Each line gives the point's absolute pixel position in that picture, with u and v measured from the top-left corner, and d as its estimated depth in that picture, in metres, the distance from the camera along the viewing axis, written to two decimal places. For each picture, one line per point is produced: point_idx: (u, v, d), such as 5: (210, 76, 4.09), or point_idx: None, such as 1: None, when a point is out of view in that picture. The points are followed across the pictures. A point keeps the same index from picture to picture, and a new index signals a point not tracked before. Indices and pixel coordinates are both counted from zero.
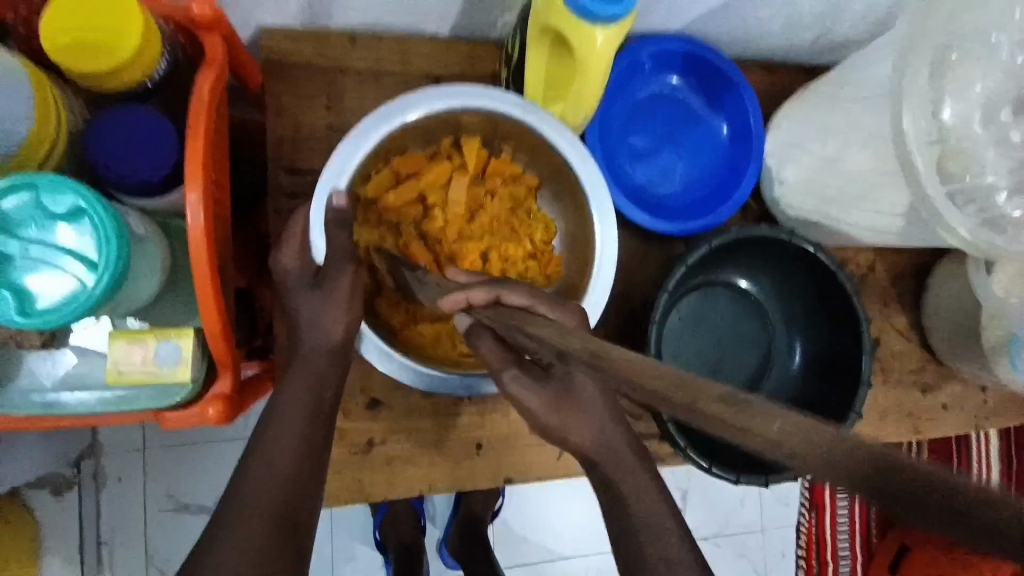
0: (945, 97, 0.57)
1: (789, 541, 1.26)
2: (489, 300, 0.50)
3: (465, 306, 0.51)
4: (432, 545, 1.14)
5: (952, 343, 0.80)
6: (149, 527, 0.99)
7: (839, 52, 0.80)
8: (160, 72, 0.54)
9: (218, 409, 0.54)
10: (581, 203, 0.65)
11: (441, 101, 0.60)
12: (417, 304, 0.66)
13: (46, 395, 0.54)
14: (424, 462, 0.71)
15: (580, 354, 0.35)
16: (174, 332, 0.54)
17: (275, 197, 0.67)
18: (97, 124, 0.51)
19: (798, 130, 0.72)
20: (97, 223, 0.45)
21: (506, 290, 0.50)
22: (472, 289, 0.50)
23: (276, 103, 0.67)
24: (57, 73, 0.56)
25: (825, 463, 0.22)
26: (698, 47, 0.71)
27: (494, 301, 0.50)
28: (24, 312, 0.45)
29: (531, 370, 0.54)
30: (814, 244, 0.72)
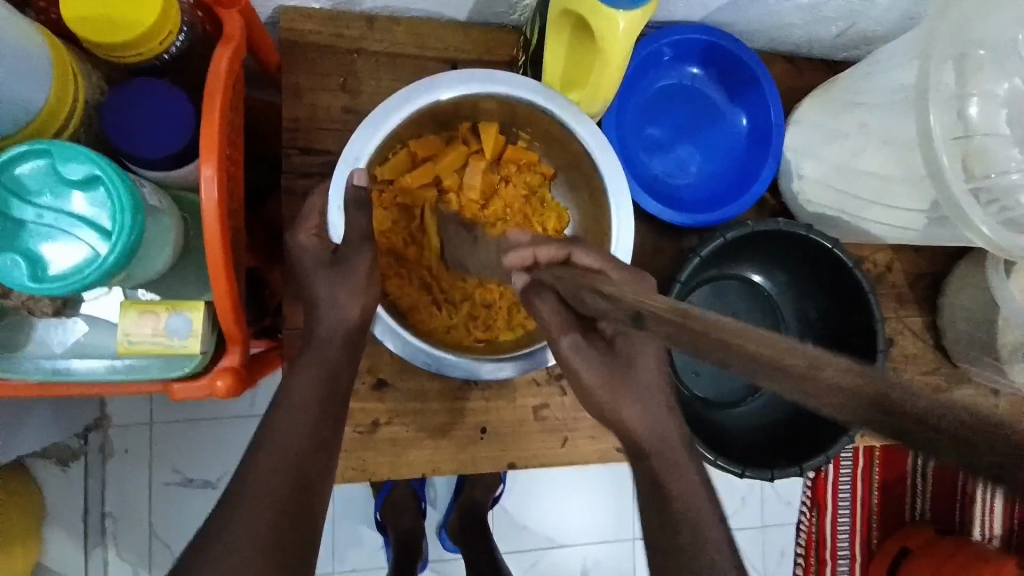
0: (970, 94, 0.56)
1: (789, 540, 1.25)
2: (560, 258, 0.53)
3: (530, 262, 0.53)
4: (433, 529, 1.15)
5: (966, 347, 0.79)
6: (153, 500, 1.00)
7: (863, 47, 0.78)
8: (178, 46, 0.54)
9: (227, 382, 0.55)
10: (596, 192, 0.65)
11: (458, 85, 0.59)
12: (456, 259, 0.67)
13: (56, 363, 0.55)
14: (429, 446, 0.71)
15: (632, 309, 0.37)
16: (186, 305, 0.54)
17: (288, 176, 0.67)
18: (115, 95, 0.51)
19: (820, 124, 0.71)
20: (111, 193, 0.46)
21: (575, 249, 0.53)
22: (541, 245, 0.53)
23: (292, 81, 0.67)
24: (75, 44, 0.56)
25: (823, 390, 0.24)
26: (721, 40, 0.70)
27: (564, 258, 0.53)
28: (37, 279, 0.45)
29: (594, 342, 0.54)
30: (831, 241, 0.71)
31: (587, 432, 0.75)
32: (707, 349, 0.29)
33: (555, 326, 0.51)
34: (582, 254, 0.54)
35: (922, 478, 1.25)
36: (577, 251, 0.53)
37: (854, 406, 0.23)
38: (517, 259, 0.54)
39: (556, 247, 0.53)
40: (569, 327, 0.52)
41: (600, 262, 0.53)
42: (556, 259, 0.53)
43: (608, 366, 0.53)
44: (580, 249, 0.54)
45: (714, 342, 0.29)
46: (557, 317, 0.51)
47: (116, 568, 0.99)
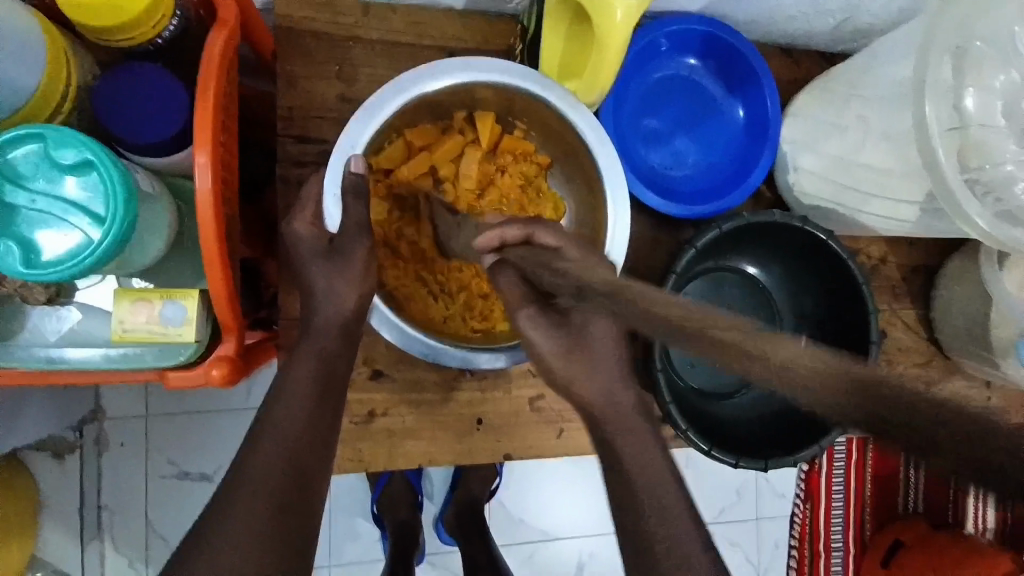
0: (967, 85, 0.56)
1: (783, 533, 1.29)
2: (522, 238, 0.53)
3: (498, 244, 0.54)
4: (429, 522, 1.15)
5: (959, 339, 0.80)
6: (149, 492, 1.00)
7: (860, 40, 0.78)
8: (172, 31, 0.53)
9: (222, 371, 0.54)
10: (593, 182, 0.64)
11: (455, 74, 0.59)
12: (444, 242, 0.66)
13: (50, 351, 0.54)
14: (425, 437, 0.71)
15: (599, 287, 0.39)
16: (180, 293, 0.54)
17: (283, 165, 0.67)
18: (109, 76, 0.50)
19: (816, 117, 0.71)
20: (104, 178, 0.45)
21: (537, 229, 0.53)
22: (506, 226, 0.53)
23: (288, 69, 0.66)
24: (68, 29, 0.55)
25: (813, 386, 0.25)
26: (718, 30, 0.70)
27: (526, 240, 0.53)
28: (29, 265, 0.45)
29: (549, 315, 0.53)
30: (826, 232, 0.71)
31: (583, 423, 0.75)
32: (688, 340, 0.30)
33: (512, 299, 0.53)
34: (545, 233, 0.53)
35: (915, 472, 1.26)
36: (538, 231, 0.53)
37: (835, 393, 0.24)
38: (486, 242, 0.54)
39: (520, 226, 0.53)
40: (528, 300, 0.52)
41: (560, 240, 0.53)
42: (518, 239, 0.53)
43: (605, 354, 0.54)
44: (544, 228, 0.53)
45: (702, 336, 0.29)
46: (515, 289, 0.52)
47: (112, 561, 0.99)
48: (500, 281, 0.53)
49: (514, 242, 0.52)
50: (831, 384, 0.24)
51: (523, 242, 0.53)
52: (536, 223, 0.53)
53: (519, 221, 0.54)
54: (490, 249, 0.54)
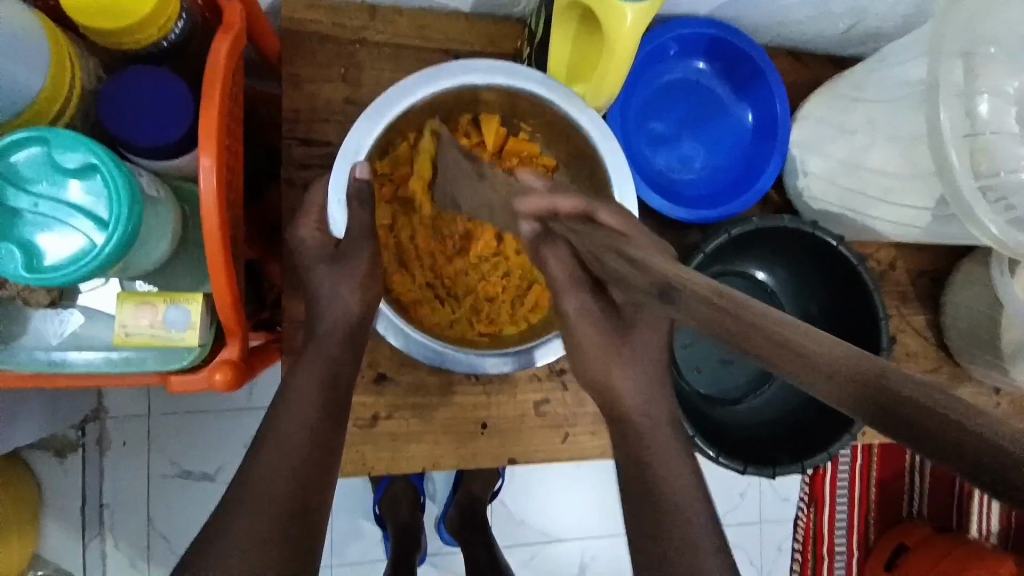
0: (979, 90, 0.55)
1: (786, 536, 1.25)
2: (580, 213, 0.52)
3: (549, 212, 0.52)
4: (431, 522, 1.15)
5: (969, 346, 0.79)
6: (152, 491, 1.00)
7: (871, 43, 0.78)
8: (177, 33, 0.53)
9: (226, 374, 0.54)
10: (600, 187, 0.63)
11: (459, 77, 0.58)
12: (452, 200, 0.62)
13: (52, 354, 0.54)
14: (430, 441, 0.70)
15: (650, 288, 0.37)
16: (184, 297, 0.53)
17: (288, 167, 0.66)
18: (141, 70, 0.50)
19: (825, 120, 0.70)
20: (107, 181, 0.45)
21: (599, 208, 0.53)
22: (559, 198, 0.53)
23: (293, 70, 0.66)
24: (72, 29, 0.54)
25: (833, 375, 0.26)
26: (727, 32, 0.69)
27: (585, 214, 0.52)
28: (32, 270, 0.44)
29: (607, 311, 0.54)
30: (836, 239, 0.70)
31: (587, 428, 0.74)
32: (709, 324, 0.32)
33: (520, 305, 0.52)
34: (606, 213, 0.53)
35: (919, 476, 1.25)
36: (601, 211, 0.52)
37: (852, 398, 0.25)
38: (530, 209, 0.52)
39: (578, 201, 0.53)
40: (577, 285, 0.53)
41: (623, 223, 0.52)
42: (575, 212, 0.52)
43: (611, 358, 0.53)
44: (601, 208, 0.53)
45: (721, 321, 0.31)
46: (567, 271, 0.53)
47: (113, 558, 0.99)
48: (549, 260, 0.53)
49: (571, 216, 0.52)
50: (846, 379, 0.25)
51: (581, 216, 0.52)
52: (596, 203, 0.53)
53: (576, 196, 0.54)
54: (532, 217, 0.53)
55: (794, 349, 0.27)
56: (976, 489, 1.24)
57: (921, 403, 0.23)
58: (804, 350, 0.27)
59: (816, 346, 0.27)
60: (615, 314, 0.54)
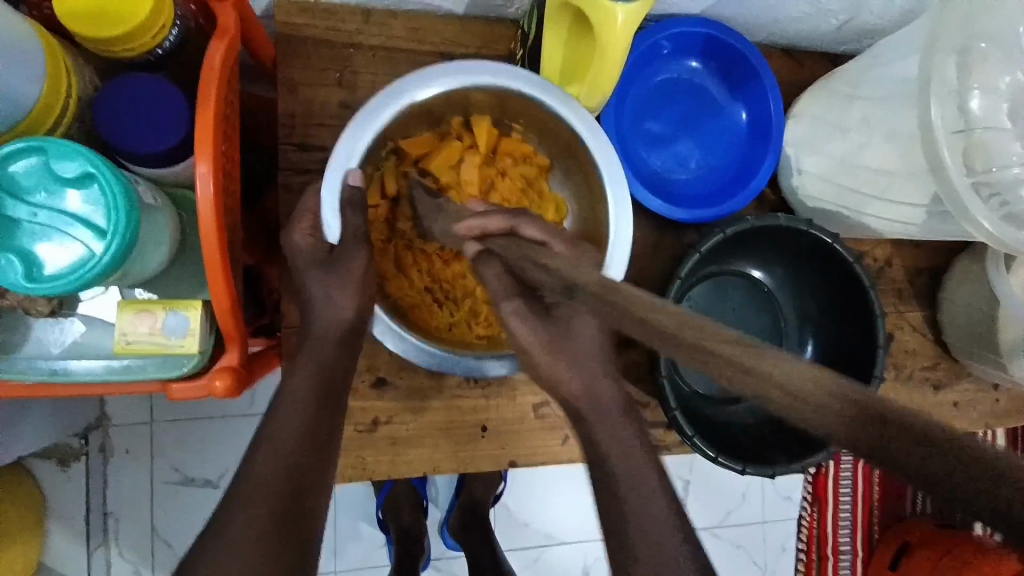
0: (972, 87, 0.55)
1: (789, 536, 1.25)
2: (505, 229, 0.52)
3: (479, 233, 0.52)
4: (434, 527, 1.15)
5: (967, 341, 0.79)
6: (155, 499, 1.00)
7: (863, 40, 0.78)
8: (172, 40, 0.53)
9: (225, 381, 0.54)
10: (595, 187, 0.64)
11: (448, 82, 0.59)
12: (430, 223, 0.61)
13: (53, 363, 0.54)
14: (429, 444, 0.70)
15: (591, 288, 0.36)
16: (183, 304, 0.54)
17: (285, 173, 0.66)
18: (150, 78, 0.51)
19: (820, 118, 0.70)
20: (105, 189, 0.45)
21: (521, 221, 0.52)
22: (489, 217, 0.52)
23: (288, 76, 0.66)
24: (69, 39, 0.55)
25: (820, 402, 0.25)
26: (719, 31, 0.70)
27: (510, 231, 0.52)
28: (32, 279, 0.45)
29: (533, 305, 0.52)
30: (832, 236, 0.71)
31: None
32: (672, 342, 0.30)
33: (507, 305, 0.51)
34: (529, 225, 0.52)
35: None
36: (522, 224, 0.52)
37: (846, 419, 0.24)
38: (466, 231, 0.52)
39: (503, 217, 0.52)
40: (511, 294, 0.51)
41: (546, 234, 0.52)
42: (501, 230, 0.52)
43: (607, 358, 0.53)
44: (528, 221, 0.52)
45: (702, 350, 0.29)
46: (503, 283, 0.51)
47: (117, 566, 0.99)
48: (484, 274, 0.52)
49: (498, 233, 0.51)
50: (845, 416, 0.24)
51: (508, 233, 0.52)
52: (519, 216, 0.53)
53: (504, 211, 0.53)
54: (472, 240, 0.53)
55: (790, 393, 0.25)
56: None
57: (918, 432, 0.23)
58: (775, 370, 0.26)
59: (780, 363, 0.26)
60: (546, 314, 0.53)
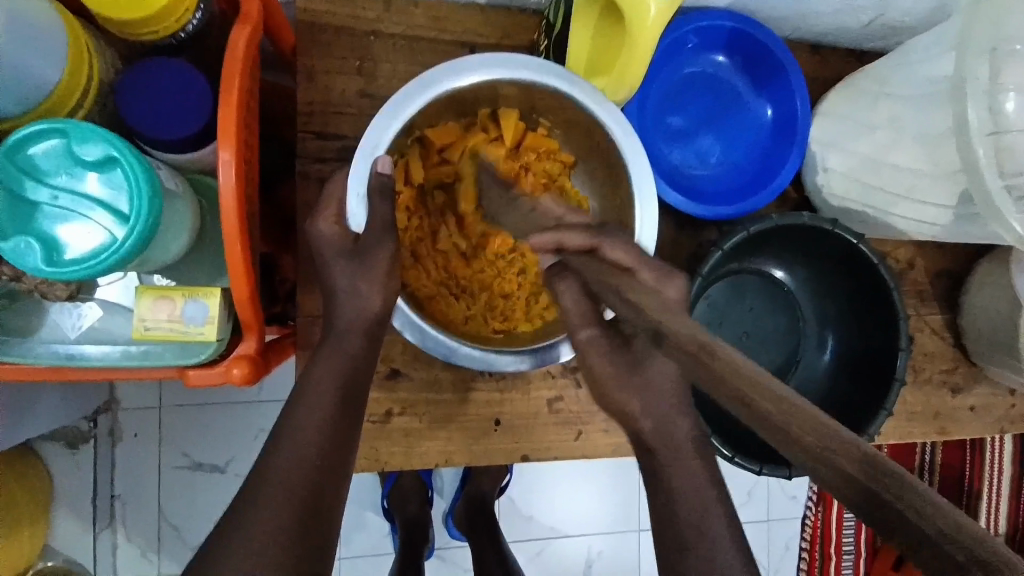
0: (1006, 88, 0.53)
1: (794, 534, 1.25)
2: (587, 248, 0.53)
3: (555, 246, 0.54)
4: (438, 517, 1.15)
5: (987, 347, 0.78)
6: (163, 483, 1.00)
7: (891, 37, 0.76)
8: (195, 24, 0.52)
9: (243, 369, 0.53)
10: (619, 181, 0.63)
11: (479, 71, 0.57)
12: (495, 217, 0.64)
13: (69, 347, 0.54)
14: (442, 437, 0.70)
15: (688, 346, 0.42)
16: (202, 291, 0.53)
17: (303, 161, 0.65)
18: (185, 66, 0.50)
19: (846, 116, 0.69)
20: (127, 174, 0.44)
21: (605, 242, 0.54)
22: (566, 234, 0.54)
23: (308, 62, 0.65)
24: (88, 20, 0.54)
25: None
26: (749, 25, 0.68)
27: (592, 249, 0.53)
28: (52, 263, 0.44)
29: (608, 334, 0.57)
30: (857, 237, 0.69)
31: (601, 426, 0.74)
32: None
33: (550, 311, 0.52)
34: (612, 247, 0.54)
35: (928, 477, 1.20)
36: (606, 245, 0.53)
37: None
38: (541, 245, 0.54)
39: (584, 237, 0.54)
40: (587, 321, 0.57)
41: (631, 259, 0.53)
42: (581, 248, 0.54)
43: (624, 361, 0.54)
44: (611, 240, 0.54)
45: None
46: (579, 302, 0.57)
47: (124, 551, 0.99)
48: (562, 289, 0.58)
49: (579, 252, 0.54)
50: None
51: (587, 252, 0.54)
52: (603, 235, 0.54)
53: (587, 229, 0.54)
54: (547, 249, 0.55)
55: None
56: (984, 489, 1.20)
57: None
58: None
59: None
60: (622, 342, 0.56)
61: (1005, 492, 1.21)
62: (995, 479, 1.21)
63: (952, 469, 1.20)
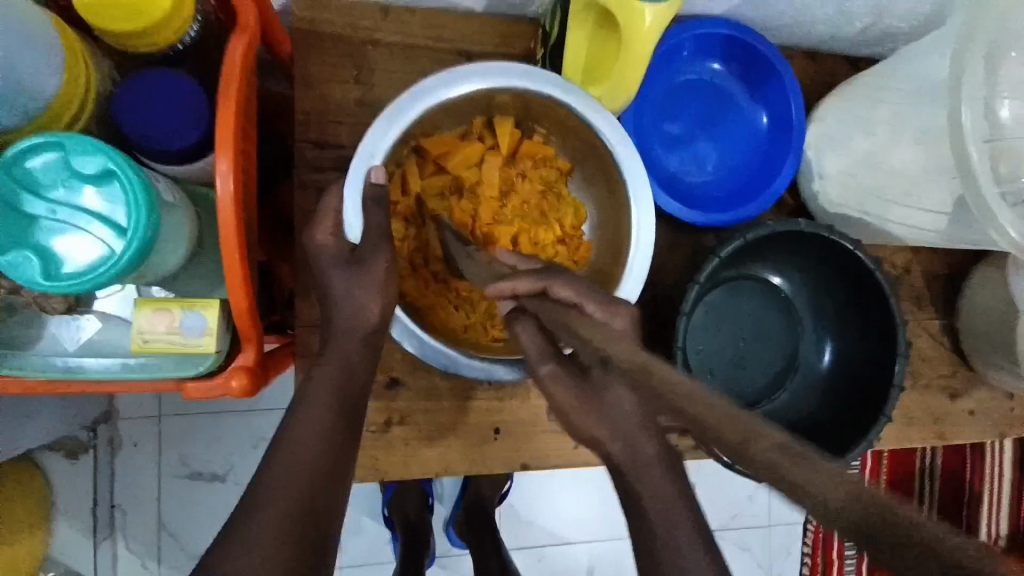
0: (1002, 94, 0.54)
1: (795, 540, 1.24)
2: (536, 290, 0.50)
3: (510, 293, 0.51)
4: (438, 525, 1.15)
5: (984, 350, 0.78)
6: (162, 492, 1.00)
7: (886, 44, 0.76)
8: (192, 35, 0.53)
9: (242, 380, 0.53)
10: (615, 187, 0.63)
11: (475, 81, 0.58)
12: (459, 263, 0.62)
13: (68, 360, 0.54)
14: (441, 446, 0.70)
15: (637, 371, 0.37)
16: (200, 302, 0.53)
17: (301, 170, 0.66)
18: (182, 77, 0.51)
19: (843, 121, 0.70)
20: (125, 187, 0.45)
21: (554, 281, 0.50)
22: (518, 278, 0.50)
23: (305, 72, 0.65)
24: (87, 34, 0.54)
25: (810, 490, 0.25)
26: (743, 33, 0.69)
27: (541, 292, 0.50)
28: (49, 276, 0.44)
29: (569, 367, 0.54)
30: (854, 242, 0.69)
31: None
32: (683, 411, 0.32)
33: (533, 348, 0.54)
34: (562, 284, 0.50)
35: (928, 480, 1.20)
36: (555, 284, 0.50)
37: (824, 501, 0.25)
38: (497, 291, 0.52)
39: (532, 278, 0.50)
40: (547, 357, 0.54)
41: (578, 293, 0.50)
42: (532, 290, 0.50)
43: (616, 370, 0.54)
44: (561, 280, 0.50)
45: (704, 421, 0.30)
46: (536, 342, 0.54)
47: (124, 559, 0.99)
48: (519, 332, 0.54)
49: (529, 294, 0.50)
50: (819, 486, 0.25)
51: (539, 294, 0.50)
52: (552, 275, 0.51)
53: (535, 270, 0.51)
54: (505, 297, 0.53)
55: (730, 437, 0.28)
56: (984, 494, 1.20)
57: (881, 515, 0.23)
58: (760, 444, 0.27)
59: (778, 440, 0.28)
60: (582, 376, 0.54)
61: (1005, 496, 1.21)
62: (995, 484, 1.21)
63: (953, 473, 1.20)
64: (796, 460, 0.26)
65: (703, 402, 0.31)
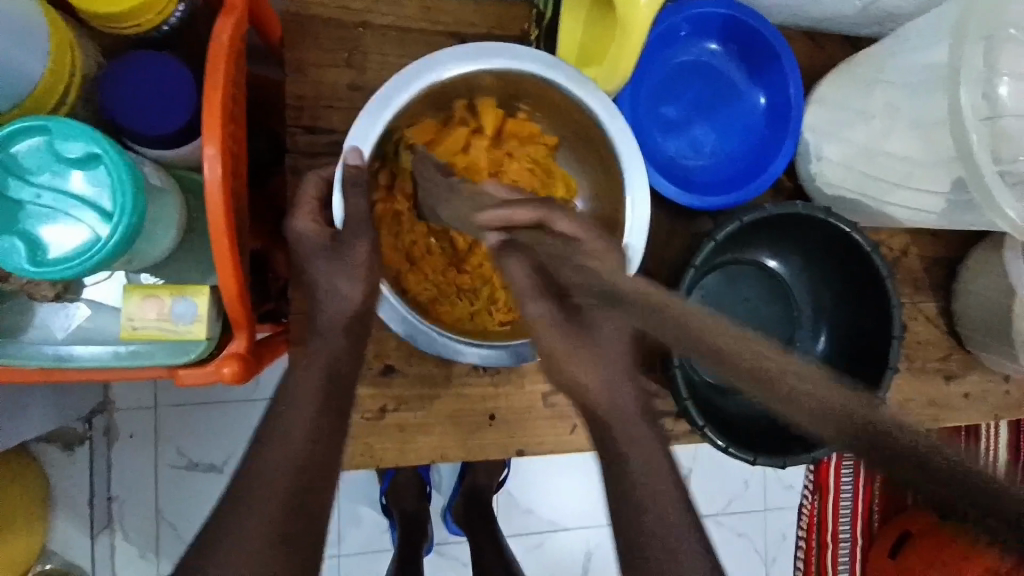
0: (1002, 73, 0.53)
1: (791, 523, 1.25)
2: (534, 222, 0.51)
3: (505, 223, 0.52)
4: (437, 512, 1.15)
5: (980, 332, 0.78)
6: (161, 482, 1.00)
7: (886, 24, 0.75)
8: (178, 16, 0.52)
9: (234, 368, 0.53)
10: (608, 165, 0.62)
11: (465, 61, 0.57)
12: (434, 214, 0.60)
13: (58, 348, 0.53)
14: (437, 433, 0.70)
15: (652, 308, 0.39)
16: (190, 289, 0.53)
17: (293, 155, 0.65)
18: (171, 61, 0.50)
19: (841, 103, 0.69)
20: (111, 171, 0.44)
21: (554, 214, 0.51)
22: (516, 208, 0.51)
23: (296, 55, 0.64)
24: (72, 16, 0.53)
25: (833, 410, 0.31)
26: (741, 13, 0.68)
27: (538, 224, 0.51)
28: (37, 264, 0.44)
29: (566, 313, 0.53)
30: (851, 226, 0.69)
31: None
32: (702, 346, 0.35)
33: (528, 294, 0.52)
34: (562, 220, 0.51)
35: None
36: (554, 217, 0.51)
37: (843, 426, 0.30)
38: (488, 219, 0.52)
39: (532, 210, 0.51)
40: (540, 296, 0.52)
41: (575, 230, 0.51)
42: (528, 221, 0.51)
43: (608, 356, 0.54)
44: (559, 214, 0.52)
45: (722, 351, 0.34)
46: (529, 283, 0.52)
47: (122, 550, 0.99)
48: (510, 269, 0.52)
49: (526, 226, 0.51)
50: (843, 415, 0.31)
51: (535, 227, 0.51)
52: (552, 208, 0.51)
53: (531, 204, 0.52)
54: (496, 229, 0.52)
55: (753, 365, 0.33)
56: None
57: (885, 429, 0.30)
58: (788, 374, 0.32)
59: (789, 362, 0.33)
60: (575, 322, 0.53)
61: None
62: None
63: None
64: (817, 385, 0.32)
65: (720, 333, 0.35)
